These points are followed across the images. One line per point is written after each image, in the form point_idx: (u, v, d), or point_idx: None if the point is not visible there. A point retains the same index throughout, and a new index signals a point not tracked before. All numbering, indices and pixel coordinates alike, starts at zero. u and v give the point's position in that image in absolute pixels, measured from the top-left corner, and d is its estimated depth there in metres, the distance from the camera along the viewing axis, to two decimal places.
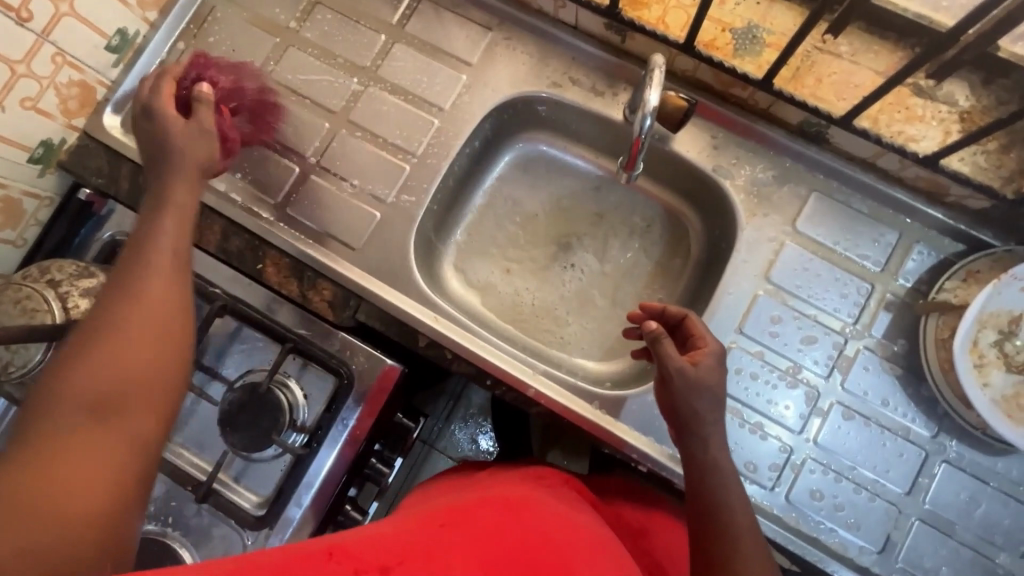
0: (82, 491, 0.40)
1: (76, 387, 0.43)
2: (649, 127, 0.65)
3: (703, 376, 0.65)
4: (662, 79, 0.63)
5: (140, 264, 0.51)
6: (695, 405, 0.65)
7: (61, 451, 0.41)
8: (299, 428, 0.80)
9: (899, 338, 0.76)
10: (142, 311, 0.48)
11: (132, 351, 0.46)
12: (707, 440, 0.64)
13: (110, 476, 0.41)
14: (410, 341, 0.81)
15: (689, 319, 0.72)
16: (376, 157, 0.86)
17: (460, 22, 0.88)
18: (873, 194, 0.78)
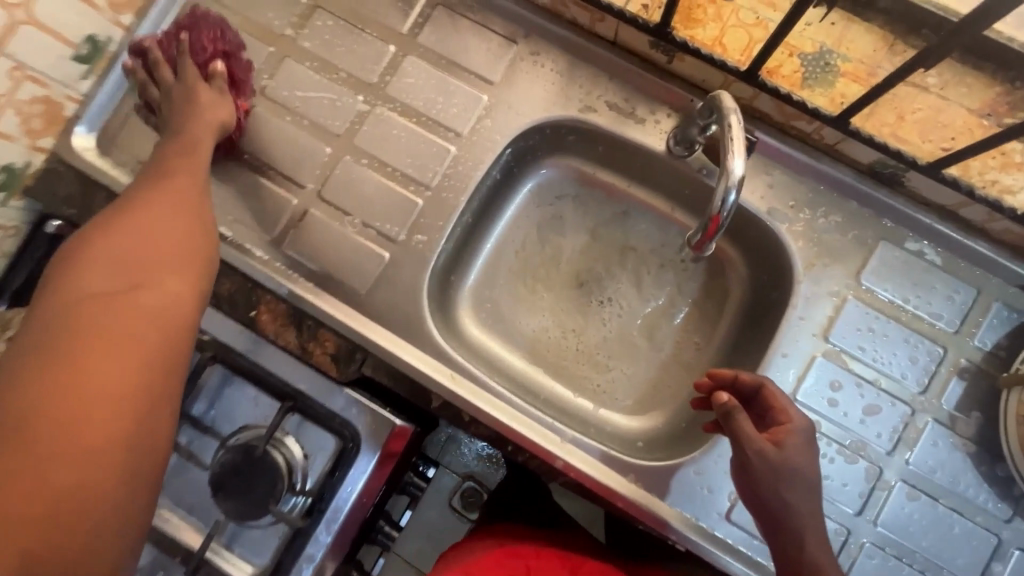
0: (118, 360, 0.42)
1: (100, 256, 0.47)
2: (733, 204, 0.54)
3: (788, 460, 0.58)
4: (744, 146, 0.53)
5: (159, 184, 0.55)
6: (784, 495, 0.58)
7: (94, 327, 0.42)
8: (300, 492, 0.71)
9: (972, 409, 0.68)
10: (159, 215, 0.51)
11: (154, 238, 0.50)
12: (804, 534, 0.57)
13: (145, 353, 0.43)
14: (423, 400, 0.73)
15: (768, 388, 0.63)
16: (386, 189, 0.76)
17: (480, 32, 0.77)
18: (950, 246, 0.69)
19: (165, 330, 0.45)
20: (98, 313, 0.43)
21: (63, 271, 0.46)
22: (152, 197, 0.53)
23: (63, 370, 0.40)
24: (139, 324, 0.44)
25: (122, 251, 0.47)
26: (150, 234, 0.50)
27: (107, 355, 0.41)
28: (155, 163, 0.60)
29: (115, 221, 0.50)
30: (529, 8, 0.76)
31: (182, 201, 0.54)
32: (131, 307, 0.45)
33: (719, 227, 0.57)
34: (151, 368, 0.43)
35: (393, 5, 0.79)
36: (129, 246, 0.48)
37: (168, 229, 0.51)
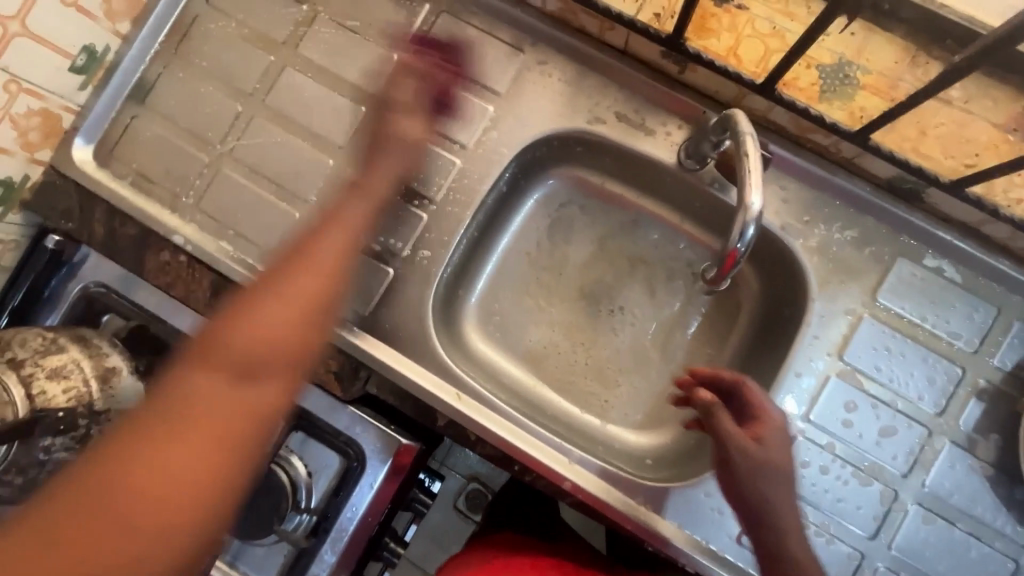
0: (200, 457, 0.41)
1: (234, 335, 0.46)
2: (752, 237, 0.53)
3: (770, 457, 0.59)
4: (760, 180, 0.53)
5: (307, 245, 0.53)
6: (763, 491, 0.58)
7: (194, 411, 0.42)
8: (305, 510, 0.70)
9: (991, 431, 0.66)
10: (296, 289, 0.49)
11: (286, 328, 0.47)
12: (783, 529, 0.57)
13: (224, 453, 0.42)
14: (428, 419, 0.72)
15: (745, 384, 0.63)
16: (389, 202, 0.75)
17: (486, 39, 0.75)
18: (970, 263, 0.67)
19: (250, 432, 0.44)
20: (202, 393, 0.43)
21: (206, 337, 0.46)
22: (299, 263, 0.51)
23: (155, 446, 0.41)
24: (229, 417, 0.43)
25: (248, 324, 0.46)
26: (279, 312, 0.48)
27: (193, 450, 0.41)
28: (334, 209, 0.59)
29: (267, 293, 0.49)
30: (536, 15, 0.74)
31: (323, 273, 0.51)
32: (232, 393, 0.44)
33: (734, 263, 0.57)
34: (229, 474, 0.42)
35: (397, 13, 0.77)
36: (257, 323, 0.46)
37: (296, 311, 0.49)
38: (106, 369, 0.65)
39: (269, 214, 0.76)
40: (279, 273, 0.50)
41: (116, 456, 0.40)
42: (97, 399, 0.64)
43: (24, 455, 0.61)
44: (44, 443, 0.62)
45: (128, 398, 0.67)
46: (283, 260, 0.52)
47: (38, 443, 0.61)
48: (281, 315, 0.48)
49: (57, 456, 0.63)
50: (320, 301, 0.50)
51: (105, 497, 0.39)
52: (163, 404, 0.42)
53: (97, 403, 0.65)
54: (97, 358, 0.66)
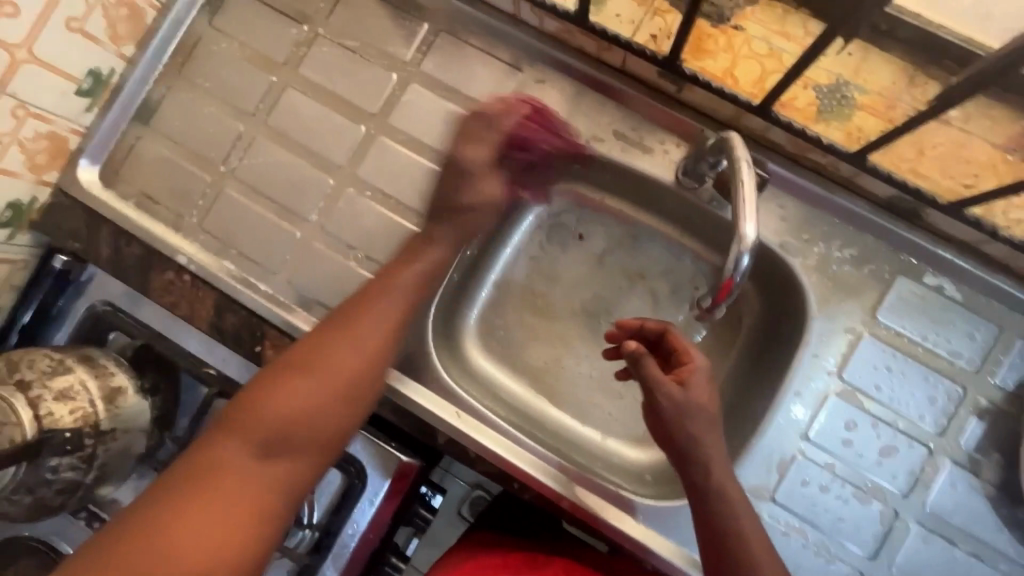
0: (224, 524, 0.53)
1: (265, 415, 0.58)
2: (747, 267, 0.53)
3: (694, 398, 0.60)
4: (756, 210, 0.53)
5: (343, 332, 0.63)
6: (690, 430, 0.60)
7: (236, 478, 0.55)
8: (306, 526, 0.72)
9: (992, 450, 0.66)
10: (323, 376, 0.61)
11: (308, 411, 0.59)
12: (709, 464, 0.59)
13: (253, 515, 0.55)
14: (429, 437, 0.72)
15: (670, 332, 0.65)
16: (390, 222, 0.76)
17: (485, 59, 0.76)
18: (971, 281, 0.67)
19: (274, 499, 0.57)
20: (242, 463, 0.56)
21: (241, 412, 0.58)
22: (335, 350, 0.62)
23: (201, 503, 0.53)
24: (263, 483, 0.56)
25: (284, 406, 0.59)
26: (310, 398, 0.60)
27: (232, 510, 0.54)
28: (365, 286, 0.67)
29: (295, 375, 0.60)
30: (534, 35, 0.74)
31: (352, 364, 0.62)
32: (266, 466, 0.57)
33: (728, 295, 0.56)
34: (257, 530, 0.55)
35: (396, 32, 0.78)
36: (292, 408, 0.59)
37: (314, 400, 0.60)
38: (112, 388, 0.68)
39: (271, 233, 0.77)
40: (313, 359, 0.62)
41: (179, 500, 0.53)
42: (103, 418, 0.66)
43: (33, 476, 0.62)
44: (52, 464, 0.62)
45: (133, 415, 0.69)
46: (319, 342, 0.62)
47: (45, 463, 0.62)
48: (300, 400, 0.59)
49: (63, 475, 0.64)
50: (347, 389, 0.61)
51: (159, 538, 0.50)
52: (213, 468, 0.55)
53: (103, 422, 0.66)
54: (102, 377, 0.68)
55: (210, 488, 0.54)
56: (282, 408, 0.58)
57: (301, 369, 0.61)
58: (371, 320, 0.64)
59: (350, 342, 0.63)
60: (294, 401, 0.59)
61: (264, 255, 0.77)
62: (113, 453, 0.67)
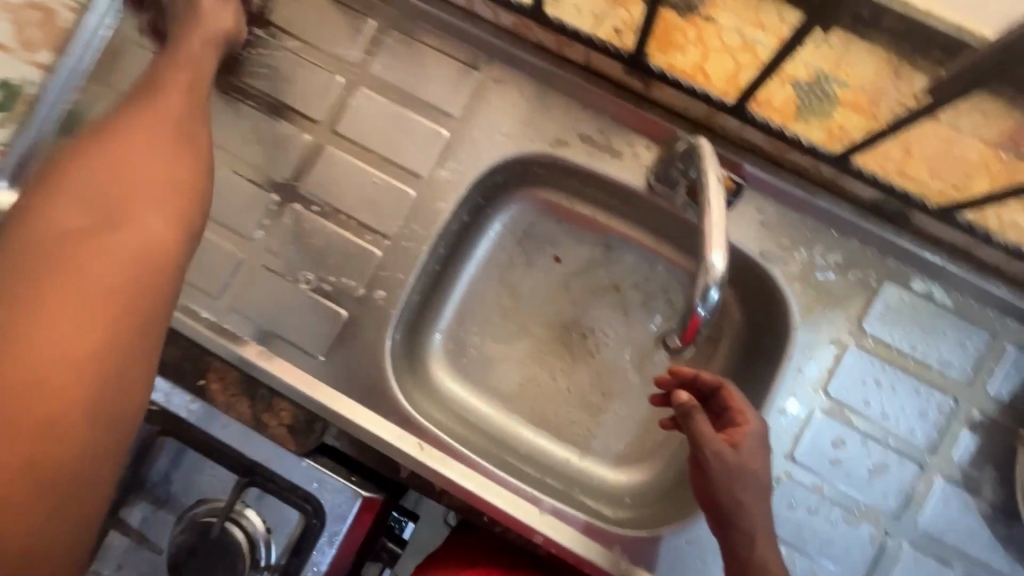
0: (93, 308, 0.38)
1: (81, 186, 0.42)
2: (715, 301, 0.48)
3: (744, 464, 0.55)
4: (723, 239, 0.48)
5: (145, 101, 0.49)
6: (738, 495, 0.55)
7: (66, 262, 0.39)
8: (264, 568, 0.65)
9: (987, 465, 0.62)
10: (134, 143, 0.45)
11: (141, 165, 0.45)
12: (754, 536, 0.55)
13: (121, 292, 0.40)
14: (391, 470, 0.67)
15: (725, 388, 0.58)
16: (341, 239, 0.70)
17: (438, 57, 0.69)
18: (962, 286, 0.62)
19: (143, 264, 0.41)
20: (77, 233, 0.40)
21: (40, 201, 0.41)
22: (137, 118, 0.47)
23: (32, 304, 0.37)
24: (110, 258, 0.40)
25: (108, 169, 0.43)
26: (126, 161, 0.44)
27: (74, 289, 0.38)
28: (150, 77, 0.52)
29: (104, 142, 0.45)
30: (490, 31, 0.68)
31: (166, 124, 0.48)
32: (105, 238, 0.41)
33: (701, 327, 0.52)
34: (130, 308, 0.40)
35: (341, 31, 0.71)
36: (102, 172, 0.43)
37: (151, 159, 0.45)
38: None
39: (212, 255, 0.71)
40: (123, 124, 0.46)
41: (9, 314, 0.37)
42: None
43: None
44: None
45: None
46: (108, 121, 0.47)
47: None
48: (122, 163, 0.44)
49: None
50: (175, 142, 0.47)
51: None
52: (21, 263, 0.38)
53: None
54: None
55: (39, 279, 0.38)
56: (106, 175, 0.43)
57: (105, 136, 0.45)
58: (168, 93, 0.50)
59: (154, 112, 0.48)
60: (127, 164, 0.44)
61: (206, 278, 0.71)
62: None
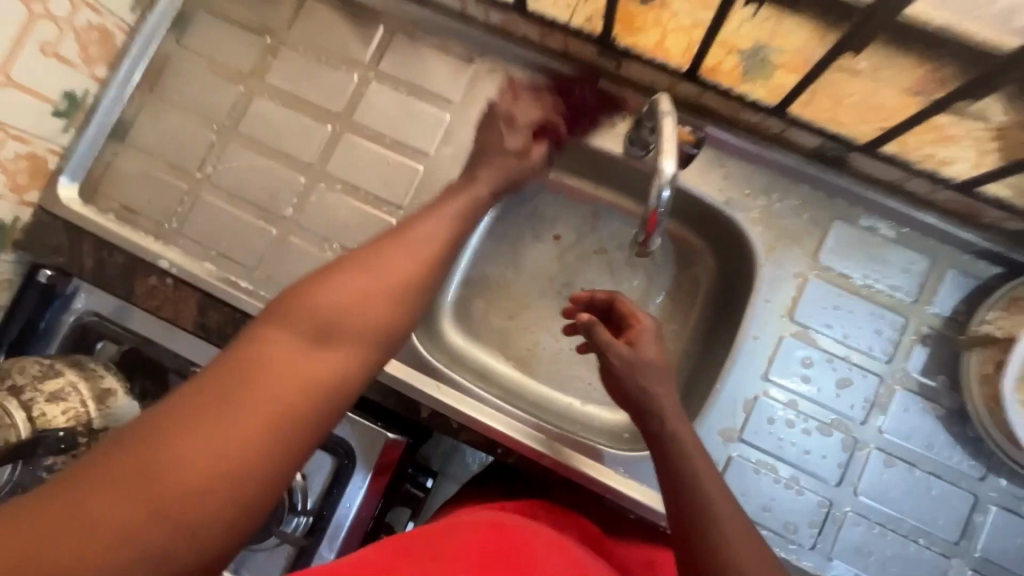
0: (267, 417, 0.42)
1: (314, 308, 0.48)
2: (669, 199, 0.56)
3: (645, 356, 0.64)
4: (675, 145, 0.55)
5: (389, 244, 0.56)
6: (643, 385, 0.63)
7: (281, 364, 0.45)
8: (301, 512, 0.74)
9: (938, 374, 0.71)
10: (364, 281, 0.52)
11: (357, 306, 0.50)
12: (664, 415, 0.62)
13: (299, 412, 0.43)
14: (413, 411, 0.75)
15: (617, 299, 0.70)
16: (360, 213, 0.80)
17: (439, 55, 0.81)
18: (901, 219, 0.72)
19: (323, 389, 0.45)
20: (291, 348, 0.46)
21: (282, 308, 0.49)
22: (376, 261, 0.54)
23: (236, 391, 0.42)
24: (301, 375, 0.45)
25: (336, 299, 0.49)
26: (357, 299, 0.51)
27: (271, 395, 0.43)
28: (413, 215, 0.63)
29: (342, 278, 0.51)
30: (483, 29, 0.80)
31: (395, 279, 0.54)
32: (306, 359, 0.46)
33: (659, 224, 0.59)
34: (304, 429, 0.43)
35: (354, 37, 0.83)
36: (333, 299, 0.49)
37: (367, 299, 0.51)
38: (102, 390, 0.69)
39: (249, 234, 0.81)
40: (364, 258, 0.54)
41: (218, 393, 0.42)
42: (96, 417, 0.68)
43: (28, 474, 0.65)
44: (46, 463, 0.65)
45: (124, 414, 0.70)
46: (368, 257, 0.54)
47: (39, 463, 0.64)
48: (349, 298, 0.50)
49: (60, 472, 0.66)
50: (394, 292, 0.53)
51: (197, 429, 0.40)
52: (249, 353, 0.45)
53: (96, 420, 0.68)
54: (91, 380, 0.69)
55: (249, 377, 0.43)
56: (334, 304, 0.49)
57: (347, 270, 0.52)
58: (399, 243, 0.57)
59: (386, 259, 0.55)
60: (348, 297, 0.50)
61: (244, 254, 0.81)
62: None
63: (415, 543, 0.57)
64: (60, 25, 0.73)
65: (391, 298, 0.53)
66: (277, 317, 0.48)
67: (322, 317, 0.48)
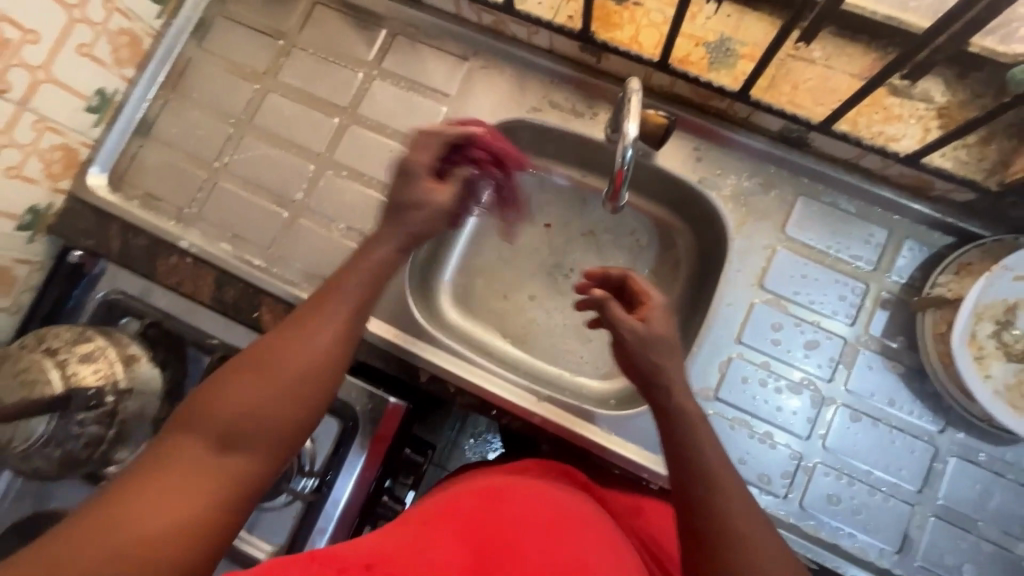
0: (169, 527, 0.45)
1: (216, 414, 0.52)
2: (631, 158, 0.64)
3: (656, 331, 0.63)
4: (639, 111, 0.64)
5: (295, 327, 0.58)
6: (654, 360, 0.63)
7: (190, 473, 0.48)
8: (308, 474, 0.79)
9: (897, 336, 0.77)
10: (280, 377, 0.55)
11: (260, 403, 0.53)
12: (672, 387, 0.62)
13: (202, 518, 0.47)
14: (412, 376, 0.82)
15: (630, 276, 0.69)
16: (365, 196, 0.87)
17: (437, 54, 0.89)
18: (859, 194, 0.79)
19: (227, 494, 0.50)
20: (196, 459, 0.50)
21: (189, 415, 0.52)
22: (294, 347, 0.56)
23: (137, 506, 0.45)
24: (204, 484, 0.49)
25: (238, 402, 0.53)
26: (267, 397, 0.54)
27: (174, 503, 0.46)
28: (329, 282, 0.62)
29: (243, 377, 0.54)
30: (476, 29, 0.88)
31: (298, 371, 0.56)
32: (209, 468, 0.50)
33: (625, 180, 0.67)
34: (209, 533, 0.47)
35: (359, 38, 0.91)
36: (236, 403, 0.52)
37: (271, 395, 0.54)
38: (128, 355, 0.75)
39: (263, 217, 0.88)
40: (270, 349, 0.56)
41: (118, 511, 0.45)
42: (122, 378, 0.73)
43: (62, 429, 0.69)
44: (78, 417, 0.70)
45: (147, 378, 0.76)
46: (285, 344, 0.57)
47: (74, 417, 0.70)
48: (250, 400, 0.53)
49: (89, 429, 0.71)
50: (300, 382, 0.55)
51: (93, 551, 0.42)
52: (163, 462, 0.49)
53: (122, 381, 0.73)
54: (119, 345, 0.75)
55: (150, 493, 0.46)
56: (237, 406, 0.52)
57: (250, 368, 0.55)
58: (318, 317, 0.59)
59: (289, 349, 0.56)
60: (252, 396, 0.53)
61: (258, 236, 0.88)
62: (131, 413, 0.74)
63: (433, 519, 0.61)
64: (95, 29, 0.81)
65: (304, 388, 0.56)
66: (182, 429, 0.52)
67: (226, 422, 0.51)
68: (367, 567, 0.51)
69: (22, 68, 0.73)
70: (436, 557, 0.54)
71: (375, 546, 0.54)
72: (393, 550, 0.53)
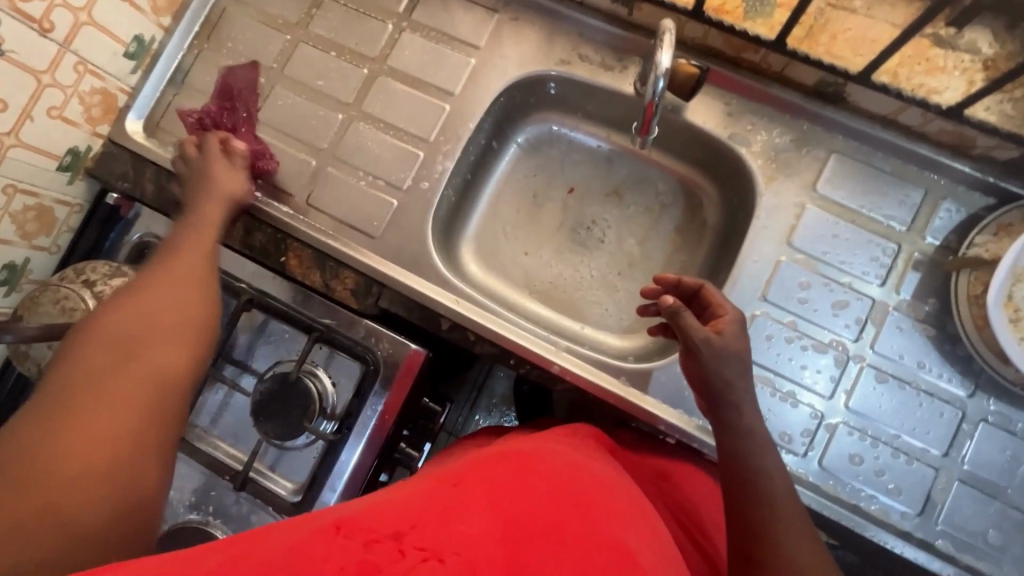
0: (141, 411, 0.48)
1: (109, 322, 0.53)
2: (662, 89, 0.67)
3: (730, 345, 0.64)
4: (672, 43, 0.65)
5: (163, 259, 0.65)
6: (724, 372, 0.63)
7: (137, 379, 0.50)
8: (330, 416, 0.79)
9: (929, 298, 0.75)
10: (179, 292, 0.60)
11: (158, 311, 0.57)
12: (741, 406, 0.63)
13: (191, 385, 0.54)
14: (432, 324, 0.83)
15: (705, 289, 0.69)
16: (392, 145, 0.88)
17: (466, 7, 0.89)
18: (895, 151, 0.77)
19: (164, 392, 0.51)
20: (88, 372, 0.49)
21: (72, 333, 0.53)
22: (161, 273, 0.62)
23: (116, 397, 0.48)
24: (126, 388, 0.49)
25: (132, 311, 0.55)
26: (149, 311, 0.56)
27: (133, 377, 0.50)
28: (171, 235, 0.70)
29: (132, 293, 0.58)
30: None
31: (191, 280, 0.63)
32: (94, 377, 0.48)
33: (654, 114, 0.72)
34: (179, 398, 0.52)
35: None
36: (161, 311, 0.57)
37: (163, 306, 0.57)
38: None
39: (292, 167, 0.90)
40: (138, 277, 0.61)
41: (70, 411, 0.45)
42: None
43: None
44: None
45: None
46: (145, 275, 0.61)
47: None
48: (156, 311, 0.57)
49: None
50: (183, 292, 0.60)
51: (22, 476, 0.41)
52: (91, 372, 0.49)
53: None
54: None
55: (86, 400, 0.46)
56: (136, 314, 0.55)
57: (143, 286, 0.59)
58: (178, 250, 0.66)
59: (169, 272, 0.62)
60: (139, 305, 0.57)
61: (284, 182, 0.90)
62: None
63: (469, 475, 0.53)
64: None
65: (185, 297, 0.60)
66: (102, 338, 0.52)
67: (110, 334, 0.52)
68: (396, 537, 0.43)
69: (65, 8, 0.75)
70: (477, 528, 0.44)
71: (408, 508, 0.46)
72: (429, 514, 0.46)
